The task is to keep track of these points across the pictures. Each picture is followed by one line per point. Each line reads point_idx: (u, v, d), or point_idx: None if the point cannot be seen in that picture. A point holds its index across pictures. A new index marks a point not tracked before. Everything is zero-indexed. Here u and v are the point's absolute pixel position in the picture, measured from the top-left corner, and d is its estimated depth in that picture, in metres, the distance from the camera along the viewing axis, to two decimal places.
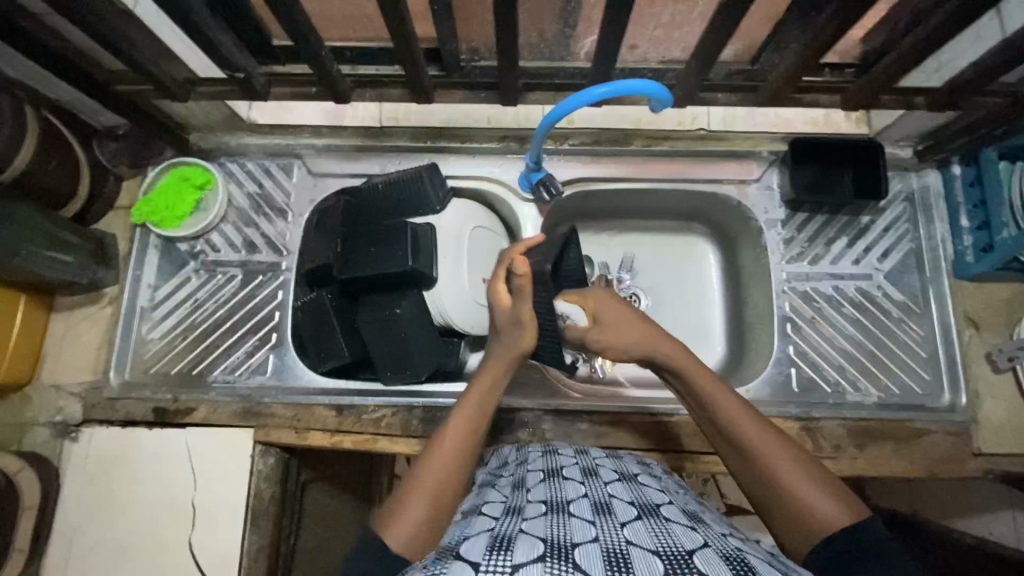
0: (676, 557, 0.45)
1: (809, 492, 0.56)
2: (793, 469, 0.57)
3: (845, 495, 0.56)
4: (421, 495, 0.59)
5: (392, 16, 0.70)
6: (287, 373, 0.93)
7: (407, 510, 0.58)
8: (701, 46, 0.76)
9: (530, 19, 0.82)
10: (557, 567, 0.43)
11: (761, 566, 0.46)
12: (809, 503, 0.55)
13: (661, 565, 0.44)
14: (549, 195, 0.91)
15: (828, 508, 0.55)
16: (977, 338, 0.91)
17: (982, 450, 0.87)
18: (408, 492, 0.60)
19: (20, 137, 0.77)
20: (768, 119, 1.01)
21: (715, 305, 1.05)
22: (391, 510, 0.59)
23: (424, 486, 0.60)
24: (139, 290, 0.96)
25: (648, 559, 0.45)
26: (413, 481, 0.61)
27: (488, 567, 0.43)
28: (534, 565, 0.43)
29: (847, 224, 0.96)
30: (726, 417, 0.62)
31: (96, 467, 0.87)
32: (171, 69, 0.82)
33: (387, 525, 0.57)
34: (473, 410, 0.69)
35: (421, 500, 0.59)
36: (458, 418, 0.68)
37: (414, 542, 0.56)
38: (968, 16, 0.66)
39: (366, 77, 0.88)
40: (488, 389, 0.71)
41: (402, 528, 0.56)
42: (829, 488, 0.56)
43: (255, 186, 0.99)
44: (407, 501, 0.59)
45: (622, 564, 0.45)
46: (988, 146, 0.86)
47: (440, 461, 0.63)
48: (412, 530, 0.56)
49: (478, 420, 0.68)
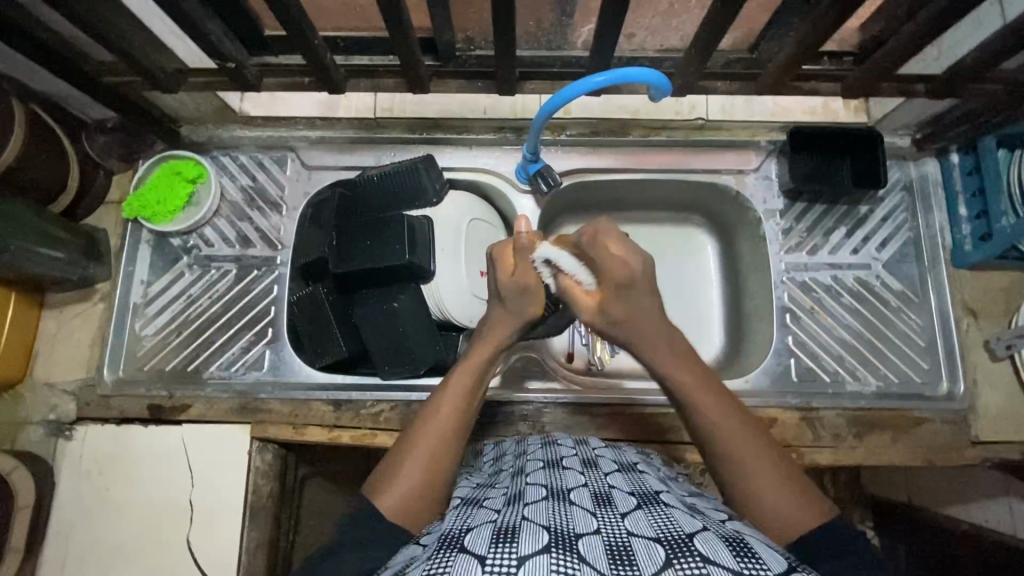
0: (678, 543, 0.45)
1: (779, 488, 0.57)
2: (769, 464, 0.59)
3: (812, 494, 0.57)
4: (417, 461, 0.61)
5: (389, 5, 0.69)
6: (283, 368, 0.92)
7: (400, 480, 0.60)
8: (702, 34, 0.75)
9: (529, 7, 0.81)
10: (563, 558, 0.42)
11: (762, 549, 0.46)
12: (784, 509, 0.56)
13: (665, 553, 0.43)
14: (547, 186, 0.91)
15: (799, 508, 0.56)
16: (975, 327, 0.91)
17: (978, 438, 0.88)
18: (401, 458, 0.62)
19: (9, 129, 0.75)
20: (771, 104, 1.01)
21: (713, 296, 1.05)
22: (383, 476, 0.61)
23: (420, 455, 0.62)
24: (132, 286, 0.94)
25: (651, 547, 0.44)
26: (410, 446, 0.63)
27: (494, 561, 0.42)
28: (540, 558, 0.42)
29: (845, 214, 0.96)
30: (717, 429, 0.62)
31: (91, 465, 0.87)
32: (161, 60, 0.80)
33: (378, 492, 0.59)
34: (469, 381, 0.70)
35: (413, 469, 0.60)
36: (451, 390, 0.68)
37: (403, 510, 0.58)
38: (969, 5, 0.66)
39: (359, 67, 0.86)
40: (479, 363, 0.72)
41: (393, 495, 0.58)
42: (798, 486, 0.57)
43: (248, 179, 0.98)
44: (400, 467, 0.61)
45: (625, 553, 0.44)
46: (986, 134, 0.85)
47: (436, 429, 0.64)
48: (404, 496, 0.58)
49: (472, 392, 0.69)
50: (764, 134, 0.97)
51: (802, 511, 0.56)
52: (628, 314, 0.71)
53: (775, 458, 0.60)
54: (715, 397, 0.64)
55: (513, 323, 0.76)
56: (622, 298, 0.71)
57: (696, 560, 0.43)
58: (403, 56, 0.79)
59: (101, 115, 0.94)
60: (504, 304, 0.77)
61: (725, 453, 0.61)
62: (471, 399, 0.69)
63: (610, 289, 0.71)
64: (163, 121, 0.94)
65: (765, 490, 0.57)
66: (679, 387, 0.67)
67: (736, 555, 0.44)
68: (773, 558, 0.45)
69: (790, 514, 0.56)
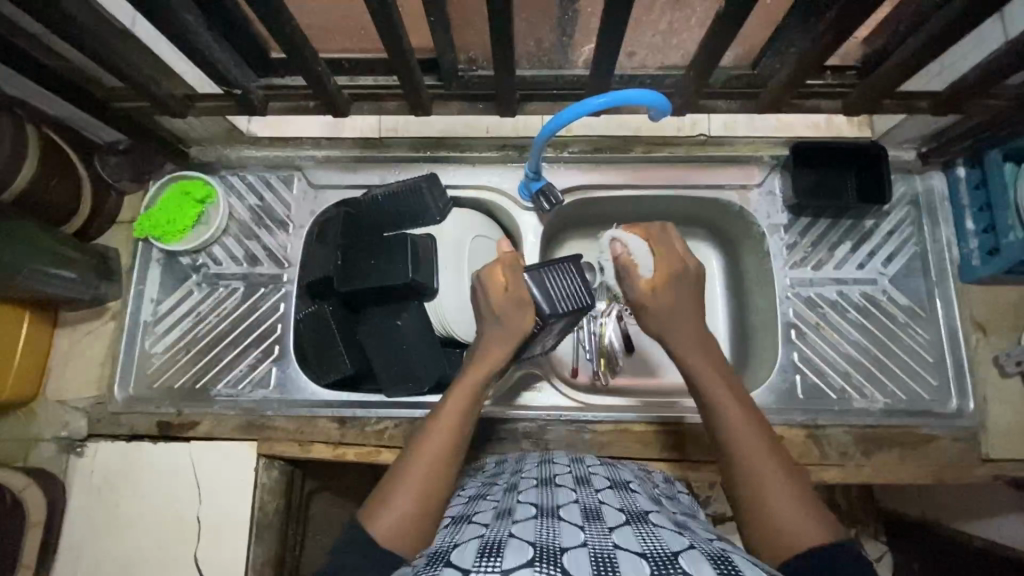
0: (662, 559, 0.45)
1: (789, 501, 0.57)
2: (782, 478, 0.59)
3: (825, 518, 0.57)
4: (409, 486, 0.62)
5: (388, 29, 0.70)
6: (289, 385, 0.93)
7: (393, 506, 0.60)
8: (702, 53, 0.75)
9: (528, 28, 0.82)
10: (545, 570, 0.42)
11: (745, 566, 0.46)
12: (791, 523, 0.56)
13: (648, 567, 0.43)
14: (550, 205, 0.91)
15: (810, 522, 0.56)
16: (984, 342, 0.90)
17: (990, 455, 0.86)
18: (394, 484, 0.62)
19: (21, 156, 0.77)
20: (776, 119, 1.02)
21: (717, 311, 1.04)
22: (377, 500, 0.62)
23: (413, 480, 0.62)
24: (142, 305, 0.96)
25: (635, 561, 0.44)
26: (403, 472, 0.64)
27: (477, 574, 0.42)
28: (524, 570, 0.42)
29: (851, 229, 0.95)
30: (734, 440, 0.63)
31: (101, 482, 0.88)
32: (169, 85, 0.82)
33: (370, 518, 0.60)
34: (463, 404, 0.70)
35: (405, 494, 0.61)
36: (445, 414, 0.69)
37: (395, 536, 0.58)
38: (969, 22, 0.66)
39: (364, 89, 0.88)
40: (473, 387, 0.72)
41: (384, 520, 0.59)
42: (810, 506, 0.57)
43: (255, 198, 0.99)
44: (393, 493, 0.61)
45: (608, 565, 0.44)
46: (991, 147, 0.84)
47: (430, 453, 0.65)
48: (395, 522, 0.59)
49: (467, 415, 0.70)
50: (766, 150, 0.97)
51: (809, 528, 0.55)
52: (678, 301, 0.75)
53: (790, 477, 0.59)
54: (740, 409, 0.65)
55: (509, 338, 0.76)
56: (671, 288, 0.76)
57: None
58: (404, 78, 0.80)
59: (113, 137, 0.96)
60: (500, 322, 0.76)
61: (742, 459, 0.61)
62: (464, 421, 0.69)
63: (663, 276, 0.76)
64: (173, 142, 0.95)
65: (774, 499, 0.57)
66: (706, 392, 0.68)
67: (718, 571, 0.43)
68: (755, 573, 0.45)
69: (796, 527, 0.55)
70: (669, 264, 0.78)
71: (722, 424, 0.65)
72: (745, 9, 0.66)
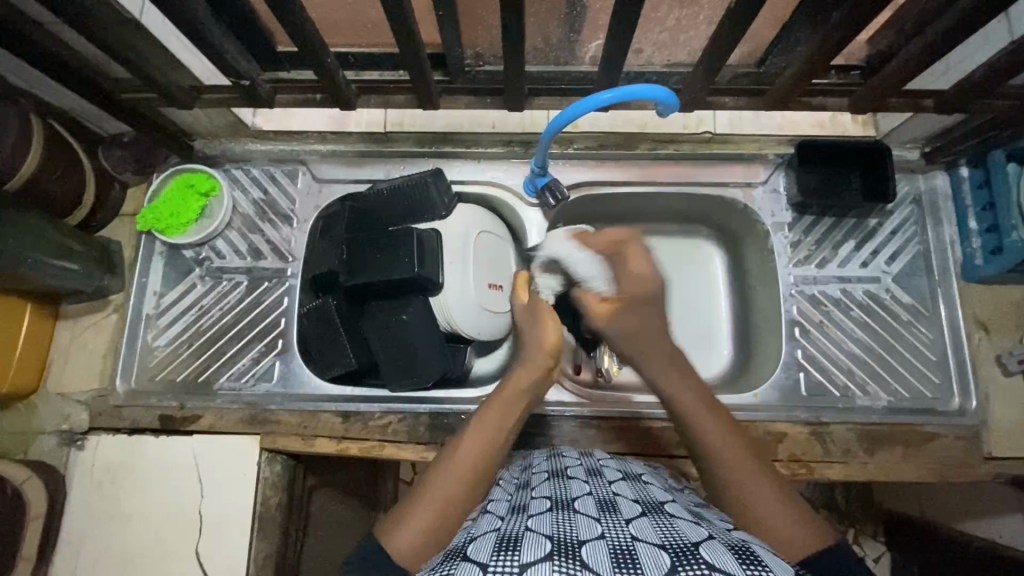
0: (682, 550, 0.45)
1: (771, 502, 0.56)
2: (765, 487, 0.57)
3: (812, 520, 0.55)
4: (430, 498, 0.58)
5: (398, 23, 0.70)
6: (292, 379, 0.93)
7: (411, 515, 0.56)
8: (711, 49, 0.75)
9: (535, 25, 0.82)
10: (565, 565, 0.42)
11: (769, 557, 0.45)
12: (781, 533, 0.54)
13: (668, 558, 0.43)
14: (555, 200, 0.90)
15: (796, 531, 0.54)
16: (987, 342, 0.90)
17: (992, 453, 0.86)
18: (415, 497, 0.59)
19: (25, 147, 0.77)
20: (781, 118, 1.02)
21: (720, 309, 1.05)
22: (395, 517, 0.57)
23: (433, 493, 0.59)
24: (144, 297, 0.96)
25: (655, 552, 0.44)
26: (426, 484, 0.60)
27: (496, 569, 0.42)
28: (543, 564, 0.42)
29: (854, 227, 0.96)
30: (714, 447, 0.62)
31: (102, 475, 0.88)
32: (176, 77, 0.81)
33: (387, 529, 0.56)
34: (492, 426, 0.67)
35: (424, 511, 0.56)
36: (476, 430, 0.66)
37: (409, 547, 0.54)
38: (977, 22, 0.66)
39: (370, 83, 0.88)
40: (504, 408, 0.70)
41: (400, 531, 0.55)
42: (790, 505, 0.56)
43: (259, 192, 0.99)
44: (413, 505, 0.57)
45: (629, 557, 0.44)
46: (995, 148, 0.85)
47: (455, 471, 0.61)
48: (408, 534, 0.54)
49: (500, 438, 0.66)
50: (771, 148, 0.97)
51: (796, 533, 0.54)
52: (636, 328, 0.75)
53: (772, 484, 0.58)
54: (707, 412, 0.66)
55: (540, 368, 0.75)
56: (634, 309, 0.76)
57: (698, 566, 0.42)
58: (413, 73, 0.80)
59: (117, 129, 0.96)
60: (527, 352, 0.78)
61: (726, 470, 0.60)
62: (495, 443, 0.65)
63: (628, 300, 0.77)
64: (177, 134, 0.95)
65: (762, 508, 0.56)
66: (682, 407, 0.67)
67: (741, 562, 0.43)
68: (778, 565, 0.44)
69: (782, 534, 0.54)
70: (634, 286, 0.77)
71: (695, 430, 0.64)
72: (756, 6, 0.66)
